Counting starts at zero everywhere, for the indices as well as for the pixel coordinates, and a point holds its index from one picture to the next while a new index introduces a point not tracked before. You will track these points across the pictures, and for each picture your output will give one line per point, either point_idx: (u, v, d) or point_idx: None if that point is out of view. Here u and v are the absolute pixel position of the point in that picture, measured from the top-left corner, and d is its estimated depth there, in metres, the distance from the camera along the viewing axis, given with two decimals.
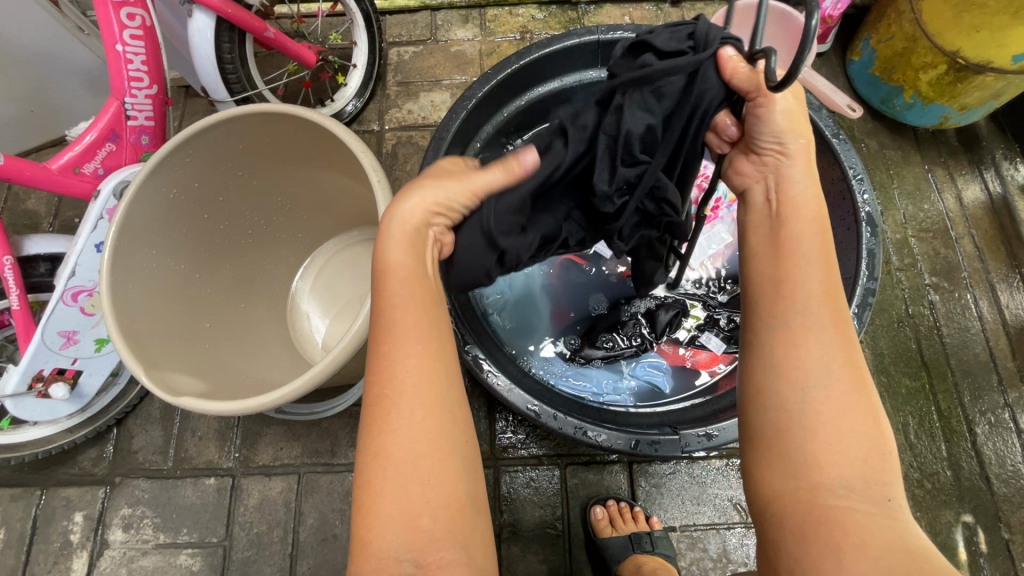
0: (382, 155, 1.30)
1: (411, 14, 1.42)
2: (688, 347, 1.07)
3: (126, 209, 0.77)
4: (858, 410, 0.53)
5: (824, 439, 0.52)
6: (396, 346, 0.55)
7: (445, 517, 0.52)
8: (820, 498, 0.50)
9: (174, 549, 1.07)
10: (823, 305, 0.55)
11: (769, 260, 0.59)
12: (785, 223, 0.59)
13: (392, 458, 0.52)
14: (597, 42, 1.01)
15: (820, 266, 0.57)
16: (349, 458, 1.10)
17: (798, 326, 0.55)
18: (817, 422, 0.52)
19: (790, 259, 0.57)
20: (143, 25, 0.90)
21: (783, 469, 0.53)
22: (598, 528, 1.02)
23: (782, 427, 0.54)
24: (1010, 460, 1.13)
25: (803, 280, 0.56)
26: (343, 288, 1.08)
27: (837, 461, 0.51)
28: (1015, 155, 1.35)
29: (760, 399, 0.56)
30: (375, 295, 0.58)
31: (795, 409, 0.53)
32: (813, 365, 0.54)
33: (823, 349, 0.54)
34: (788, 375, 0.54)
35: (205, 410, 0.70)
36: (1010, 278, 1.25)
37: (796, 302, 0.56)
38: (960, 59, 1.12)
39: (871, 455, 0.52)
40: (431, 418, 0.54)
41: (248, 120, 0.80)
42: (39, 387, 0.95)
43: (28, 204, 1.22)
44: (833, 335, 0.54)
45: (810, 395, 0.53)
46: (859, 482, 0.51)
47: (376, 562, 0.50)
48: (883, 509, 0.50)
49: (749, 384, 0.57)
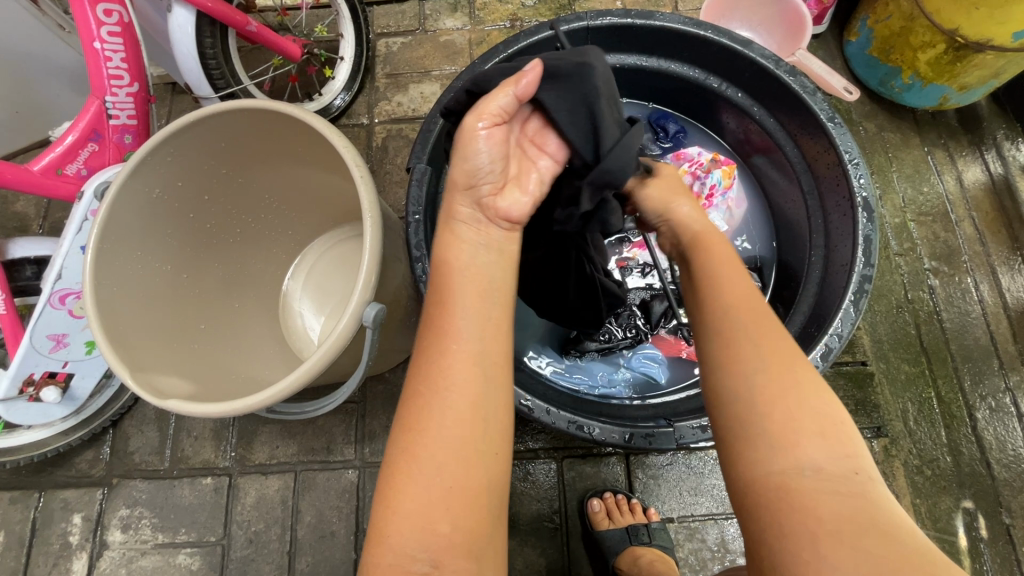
0: (371, 149, 1.28)
1: (399, 4, 1.39)
2: (685, 338, 1.04)
3: (110, 210, 0.76)
4: (803, 388, 0.54)
5: (780, 418, 0.52)
6: (449, 347, 0.55)
7: (464, 525, 0.51)
8: (789, 482, 0.50)
9: (173, 549, 1.07)
10: (741, 308, 0.59)
11: (694, 280, 0.65)
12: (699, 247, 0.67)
13: (418, 456, 0.52)
14: (587, 28, 0.98)
15: (733, 276, 0.62)
16: (345, 456, 1.10)
17: (726, 328, 0.58)
18: (767, 406, 0.53)
19: (703, 273, 0.64)
20: (121, 21, 0.89)
21: (749, 458, 0.52)
22: (595, 521, 1.02)
23: (738, 418, 0.54)
24: (1011, 444, 1.12)
25: (714, 284, 0.62)
26: (333, 285, 1.07)
27: (801, 442, 0.51)
28: (1016, 135, 1.32)
29: (712, 400, 0.57)
30: (436, 293, 0.59)
31: (746, 400, 0.54)
32: (749, 356, 0.56)
33: (751, 342, 0.56)
34: (730, 371, 0.56)
35: (191, 413, 0.69)
36: (1012, 261, 1.23)
37: (716, 305, 0.60)
38: (959, 38, 1.09)
39: (827, 428, 0.52)
40: (465, 421, 0.53)
41: (230, 116, 0.79)
42: (30, 391, 0.95)
43: (16, 206, 1.21)
44: (755, 331, 0.57)
45: (753, 382, 0.54)
46: (828, 462, 0.50)
47: (393, 557, 0.49)
48: (854, 485, 0.49)
49: (704, 390, 0.58)
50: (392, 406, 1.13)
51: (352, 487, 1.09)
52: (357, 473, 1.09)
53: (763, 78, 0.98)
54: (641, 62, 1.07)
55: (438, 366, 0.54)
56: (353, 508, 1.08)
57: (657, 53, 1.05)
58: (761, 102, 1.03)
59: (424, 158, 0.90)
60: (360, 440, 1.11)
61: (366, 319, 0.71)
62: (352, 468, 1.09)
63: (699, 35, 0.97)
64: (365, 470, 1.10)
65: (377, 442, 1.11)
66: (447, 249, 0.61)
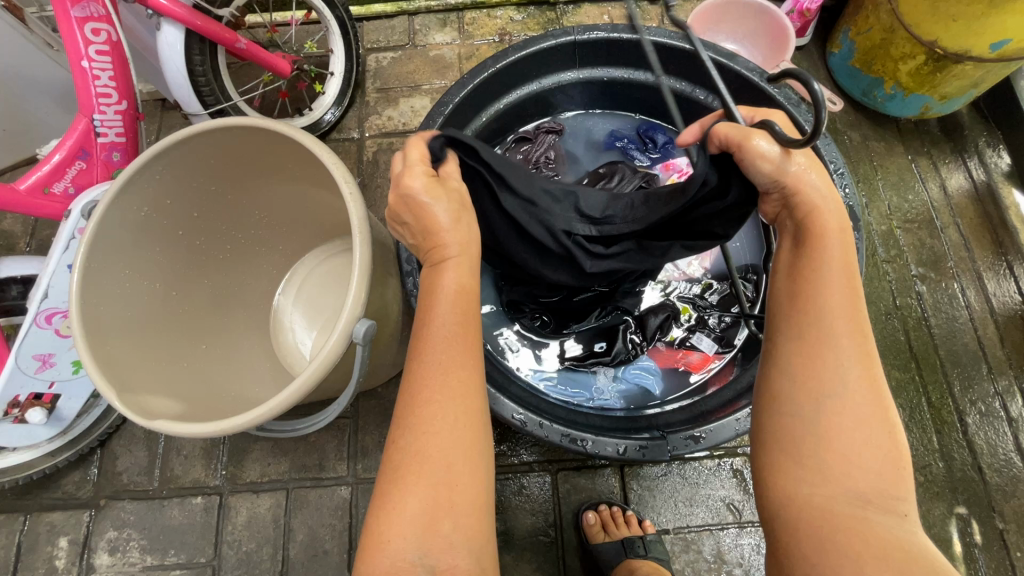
0: (362, 163, 1.28)
1: (389, 19, 1.41)
2: (681, 349, 1.06)
3: (97, 227, 0.75)
4: (873, 420, 0.53)
5: (838, 449, 0.52)
6: (450, 353, 0.57)
7: (466, 526, 0.52)
8: (832, 506, 0.50)
9: (162, 571, 1.05)
10: (838, 316, 0.56)
11: (790, 276, 0.61)
12: (806, 250, 0.61)
13: (428, 457, 0.52)
14: (573, 43, 1.00)
15: (837, 278, 0.58)
16: (337, 473, 1.09)
17: (814, 335, 0.56)
18: (831, 432, 0.53)
19: (807, 273, 0.59)
20: (109, 40, 0.89)
21: (795, 477, 0.53)
22: (591, 534, 1.01)
23: (796, 435, 0.54)
24: (1002, 448, 1.12)
25: (818, 292, 0.58)
26: (323, 299, 1.06)
27: (852, 472, 0.51)
28: (997, 143, 1.35)
29: (775, 405, 0.57)
30: (433, 307, 0.60)
31: (809, 418, 0.54)
32: (830, 371, 0.54)
33: (838, 359, 0.55)
34: (806, 384, 0.55)
35: (176, 434, 0.68)
36: (997, 266, 1.25)
37: (812, 313, 0.57)
38: (938, 49, 1.12)
39: (885, 468, 0.52)
40: (468, 426, 0.55)
41: (218, 134, 0.78)
42: (16, 414, 0.94)
43: (2, 224, 1.20)
44: (849, 346, 0.55)
45: (827, 403, 0.54)
46: (874, 496, 0.51)
47: (391, 562, 0.49)
48: (898, 523, 0.50)
49: (765, 391, 0.58)
50: (385, 421, 1.13)
51: (346, 504, 1.07)
52: (349, 490, 1.08)
53: (747, 90, 0.99)
54: (628, 75, 1.07)
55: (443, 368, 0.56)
56: (346, 525, 1.06)
57: (645, 68, 1.06)
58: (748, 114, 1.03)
59: None
60: (353, 456, 1.10)
61: (356, 336, 0.70)
62: (344, 485, 1.08)
63: (682, 48, 0.99)
64: (358, 487, 1.08)
65: (370, 457, 1.10)
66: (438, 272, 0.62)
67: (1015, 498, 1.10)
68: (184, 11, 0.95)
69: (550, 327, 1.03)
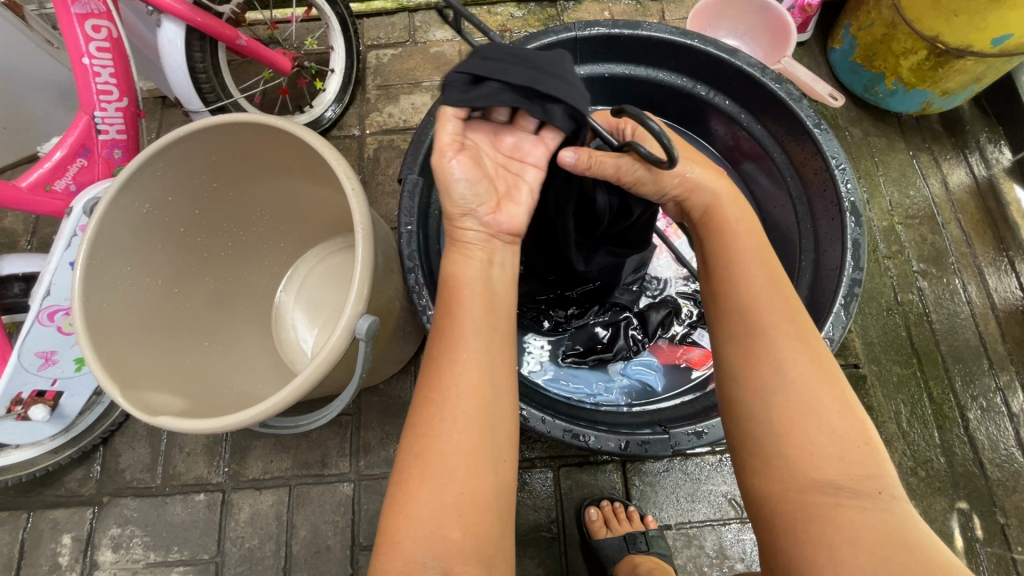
0: (363, 160, 1.28)
1: (389, 16, 1.40)
2: (682, 346, 1.06)
3: (99, 225, 0.75)
4: (825, 405, 0.54)
5: (796, 442, 0.53)
6: (459, 355, 0.56)
7: (475, 530, 0.51)
8: (809, 496, 0.51)
9: (166, 567, 1.05)
10: (768, 310, 0.58)
11: (712, 278, 0.64)
12: (720, 247, 0.64)
13: (432, 460, 0.52)
14: (574, 39, 1.00)
15: (758, 273, 0.61)
16: (339, 469, 1.09)
17: (746, 336, 0.58)
18: (785, 425, 0.54)
19: (724, 274, 0.62)
20: (109, 36, 0.88)
21: (765, 471, 0.54)
22: (593, 529, 1.01)
23: (755, 434, 0.55)
24: (1003, 443, 1.13)
25: (740, 290, 0.60)
26: (325, 297, 1.07)
27: (817, 460, 0.52)
28: (998, 138, 1.35)
29: (730, 410, 0.58)
30: (445, 305, 0.59)
31: (759, 417, 0.55)
32: (765, 369, 0.56)
33: (773, 353, 0.56)
34: (748, 384, 0.56)
35: (181, 430, 0.68)
36: (998, 262, 1.25)
37: (734, 314, 0.59)
38: (939, 44, 1.12)
39: (847, 450, 0.53)
40: (474, 428, 0.54)
41: (217, 131, 0.78)
42: (18, 411, 0.94)
43: (4, 222, 1.20)
44: (782, 338, 0.57)
45: (772, 399, 0.55)
46: (847, 481, 0.52)
47: (401, 563, 0.50)
48: (877, 503, 0.51)
49: (722, 398, 0.59)
50: (387, 418, 1.13)
51: (348, 500, 1.08)
52: (352, 487, 1.08)
53: (748, 85, 0.99)
54: (629, 71, 1.07)
55: (448, 370, 0.55)
56: (349, 522, 1.07)
57: (646, 63, 1.06)
58: (748, 109, 1.04)
59: (416, 170, 0.88)
60: (355, 453, 1.10)
61: (359, 332, 0.70)
62: (346, 482, 1.08)
63: (683, 44, 0.99)
64: (360, 483, 1.08)
65: (372, 454, 1.10)
66: (456, 265, 0.60)
67: (1016, 493, 1.10)
68: (184, 8, 0.94)
69: (555, 321, 1.03)
